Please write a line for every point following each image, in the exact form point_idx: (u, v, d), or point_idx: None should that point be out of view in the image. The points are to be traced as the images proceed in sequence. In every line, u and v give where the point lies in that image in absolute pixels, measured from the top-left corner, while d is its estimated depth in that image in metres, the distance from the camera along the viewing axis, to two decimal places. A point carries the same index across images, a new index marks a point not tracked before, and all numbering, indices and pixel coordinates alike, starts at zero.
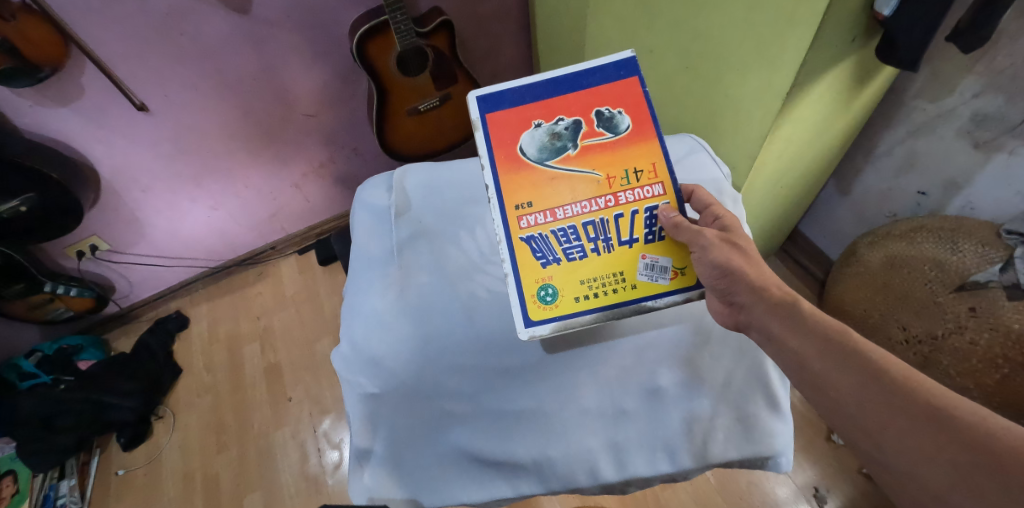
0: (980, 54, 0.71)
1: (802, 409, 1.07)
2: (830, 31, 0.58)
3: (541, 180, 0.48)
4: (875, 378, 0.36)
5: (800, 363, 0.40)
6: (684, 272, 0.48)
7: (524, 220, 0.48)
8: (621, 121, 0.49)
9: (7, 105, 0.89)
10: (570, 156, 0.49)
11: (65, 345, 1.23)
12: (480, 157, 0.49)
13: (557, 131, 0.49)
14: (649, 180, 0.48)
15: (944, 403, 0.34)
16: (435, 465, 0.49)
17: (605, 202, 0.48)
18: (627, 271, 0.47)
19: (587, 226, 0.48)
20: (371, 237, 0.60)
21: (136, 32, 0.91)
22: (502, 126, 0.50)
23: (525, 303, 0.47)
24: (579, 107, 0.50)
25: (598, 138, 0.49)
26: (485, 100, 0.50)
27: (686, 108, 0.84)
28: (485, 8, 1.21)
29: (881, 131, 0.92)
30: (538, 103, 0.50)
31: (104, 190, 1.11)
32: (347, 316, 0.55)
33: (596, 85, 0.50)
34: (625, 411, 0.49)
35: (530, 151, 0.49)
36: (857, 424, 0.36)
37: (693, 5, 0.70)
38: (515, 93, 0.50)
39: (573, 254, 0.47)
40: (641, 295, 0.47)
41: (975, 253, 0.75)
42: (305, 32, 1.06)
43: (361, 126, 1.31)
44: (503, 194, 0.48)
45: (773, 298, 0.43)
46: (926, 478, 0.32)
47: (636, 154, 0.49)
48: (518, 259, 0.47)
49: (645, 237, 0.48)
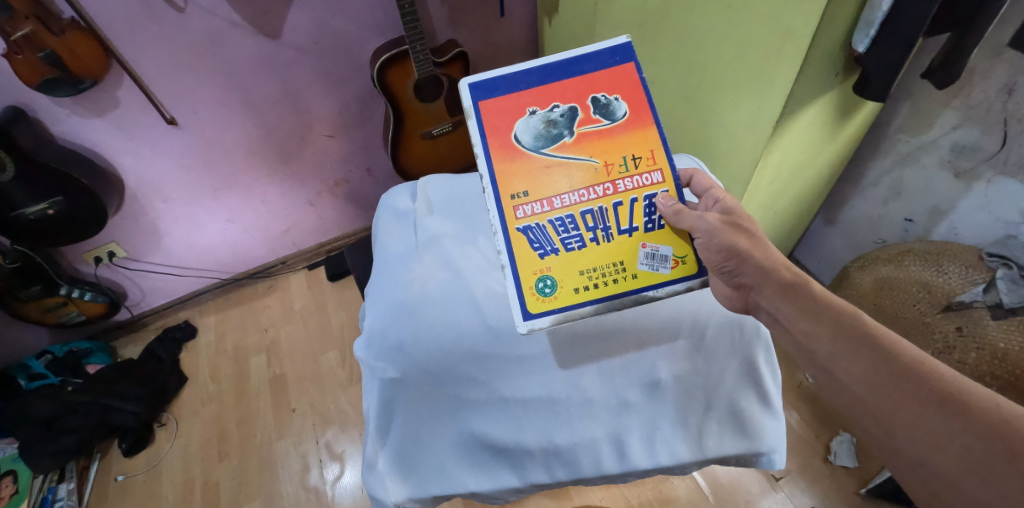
0: (956, 91, 0.78)
1: (799, 430, 1.08)
2: (814, 65, 0.64)
3: (539, 167, 0.52)
4: (889, 364, 0.39)
5: (809, 346, 0.43)
6: (685, 261, 0.52)
7: (520, 210, 0.51)
8: (618, 108, 0.53)
9: (45, 113, 0.95)
10: (566, 143, 0.53)
11: (74, 348, 1.26)
12: (474, 146, 0.53)
13: (552, 118, 0.53)
14: (648, 167, 0.52)
15: (956, 388, 0.36)
16: (447, 451, 0.52)
17: (604, 190, 0.52)
18: (627, 261, 0.51)
19: (585, 215, 0.52)
20: (394, 236, 0.64)
21: (175, 51, 0.98)
22: (495, 113, 0.53)
23: (524, 298, 0.50)
24: (574, 93, 0.54)
25: (595, 125, 0.53)
26: (479, 89, 0.54)
27: (684, 134, 0.90)
28: (498, 41, 1.29)
29: (869, 162, 0.97)
30: (533, 90, 0.54)
31: (128, 198, 1.16)
32: (370, 306, 0.58)
33: (591, 71, 0.54)
34: (627, 402, 0.52)
35: (525, 139, 0.53)
36: (869, 410, 0.39)
37: (690, 40, 0.77)
38: (508, 80, 0.54)
39: (571, 243, 0.51)
40: (642, 285, 0.51)
41: (960, 274, 0.80)
42: (329, 58, 1.13)
43: (375, 147, 1.37)
44: (499, 185, 0.52)
45: (784, 279, 0.47)
46: (938, 464, 0.35)
47: (635, 141, 0.52)
48: (516, 250, 0.51)
49: (645, 225, 0.52)
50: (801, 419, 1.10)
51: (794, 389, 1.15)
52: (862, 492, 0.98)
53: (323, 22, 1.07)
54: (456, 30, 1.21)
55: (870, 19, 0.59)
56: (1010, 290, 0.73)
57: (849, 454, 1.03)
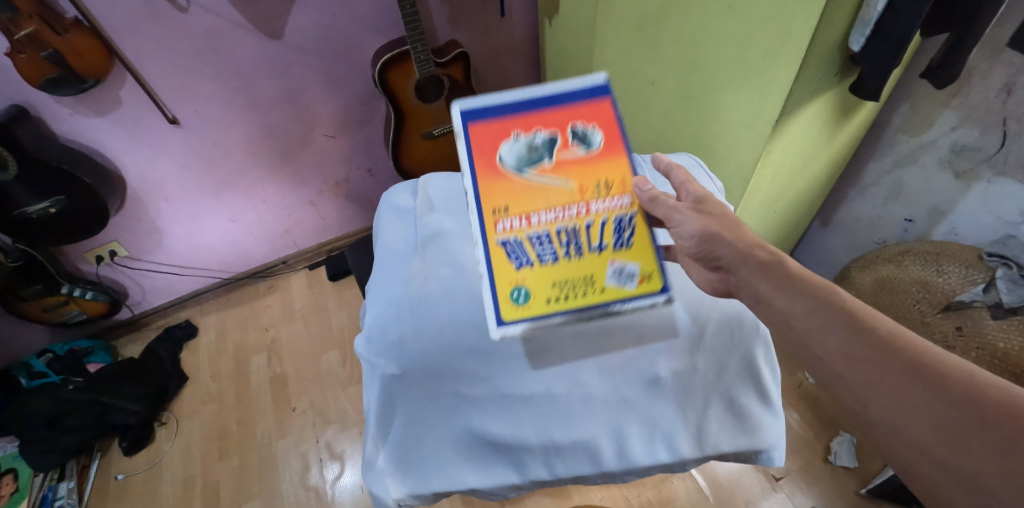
0: (955, 91, 0.78)
1: (799, 430, 1.09)
2: (813, 65, 0.64)
3: (518, 188, 0.52)
4: (863, 336, 0.38)
5: (786, 321, 0.42)
6: (650, 278, 0.51)
7: (499, 224, 0.51)
8: (594, 137, 0.54)
9: (48, 112, 0.96)
10: (545, 166, 0.53)
11: (76, 347, 1.26)
12: (460, 166, 0.53)
13: (533, 143, 0.53)
14: (620, 191, 0.53)
15: (928, 359, 0.36)
16: (447, 447, 0.52)
17: (579, 210, 0.52)
18: (596, 276, 0.51)
19: (560, 233, 0.51)
20: (395, 232, 0.65)
21: (177, 51, 0.99)
22: (480, 135, 0.53)
23: (498, 305, 0.49)
24: (556, 121, 0.54)
25: (573, 152, 0.53)
26: (466, 112, 0.54)
27: (683, 134, 0.90)
28: (499, 42, 1.30)
29: (869, 162, 0.98)
30: (516, 117, 0.54)
31: (129, 197, 1.16)
32: (371, 303, 0.59)
33: (572, 104, 0.54)
34: (627, 399, 0.52)
35: (507, 161, 0.53)
36: (845, 382, 0.38)
37: (689, 41, 0.77)
38: (496, 107, 0.54)
39: (545, 257, 0.51)
40: (608, 299, 0.50)
41: (959, 275, 0.80)
42: (331, 58, 1.14)
43: (376, 147, 1.37)
44: (481, 201, 0.52)
45: (761, 259, 0.46)
46: (911, 433, 0.34)
47: (608, 167, 0.53)
48: (495, 263, 0.50)
49: (614, 244, 0.52)
50: (801, 420, 1.10)
51: (794, 389, 1.15)
52: (863, 493, 0.98)
53: (324, 22, 1.07)
54: (457, 30, 1.21)
55: (866, 19, 0.60)
56: (1009, 290, 0.73)
57: (850, 455, 1.03)
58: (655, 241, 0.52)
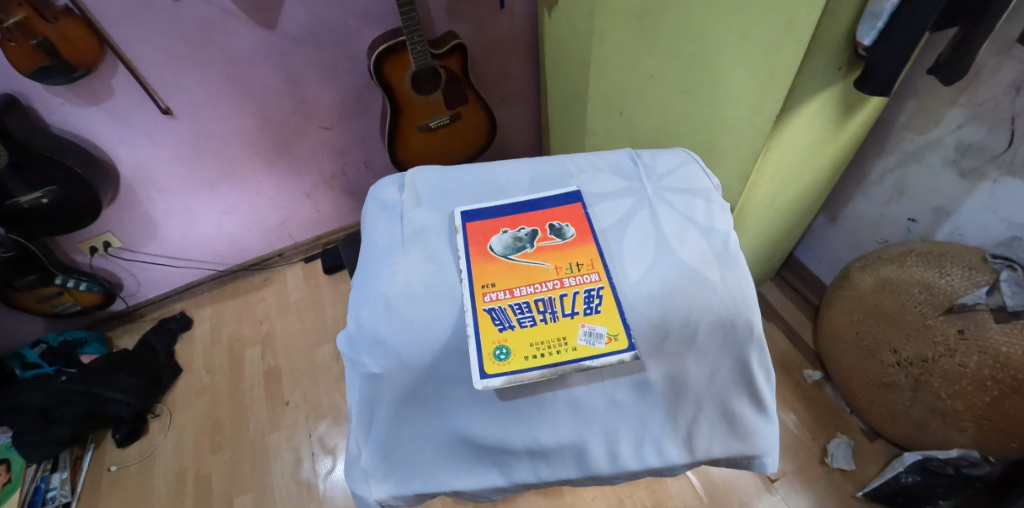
0: (963, 88, 0.76)
1: (796, 432, 1.07)
2: (817, 57, 0.62)
3: (502, 269, 0.57)
4: None
5: None
6: (618, 337, 0.51)
7: (487, 295, 0.55)
8: (567, 231, 0.61)
9: (39, 102, 0.94)
10: (527, 253, 0.59)
11: (69, 338, 1.26)
12: (456, 251, 0.59)
13: (519, 236, 0.61)
14: (588, 270, 0.57)
15: None
16: (430, 449, 0.51)
17: (553, 284, 0.56)
18: (568, 336, 0.52)
19: (538, 302, 0.55)
20: (381, 228, 0.63)
21: (169, 40, 0.97)
22: (478, 231, 0.61)
23: (481, 357, 0.50)
24: (537, 220, 0.62)
25: (550, 241, 0.60)
26: (466, 213, 0.63)
27: (683, 130, 0.88)
28: (497, 34, 1.28)
29: (872, 160, 0.96)
30: (506, 217, 0.63)
31: (123, 188, 1.15)
32: (354, 301, 0.57)
33: (551, 207, 0.64)
34: (615, 401, 0.50)
35: (497, 248, 0.59)
36: None
37: (689, 33, 0.75)
38: (489, 210, 0.64)
39: (524, 322, 0.53)
40: (579, 357, 0.50)
41: (962, 276, 0.77)
42: (327, 49, 1.12)
43: (372, 140, 1.36)
44: (473, 275, 0.56)
45: None
46: None
47: (580, 251, 0.59)
48: (477, 322, 0.52)
49: (584, 310, 0.53)
50: (799, 421, 1.09)
51: (793, 389, 1.14)
52: (859, 495, 0.98)
53: (319, 12, 1.05)
54: (455, 22, 1.19)
55: (877, 11, 0.56)
56: (1013, 293, 0.72)
57: (847, 457, 1.02)
58: (622, 306, 0.53)
